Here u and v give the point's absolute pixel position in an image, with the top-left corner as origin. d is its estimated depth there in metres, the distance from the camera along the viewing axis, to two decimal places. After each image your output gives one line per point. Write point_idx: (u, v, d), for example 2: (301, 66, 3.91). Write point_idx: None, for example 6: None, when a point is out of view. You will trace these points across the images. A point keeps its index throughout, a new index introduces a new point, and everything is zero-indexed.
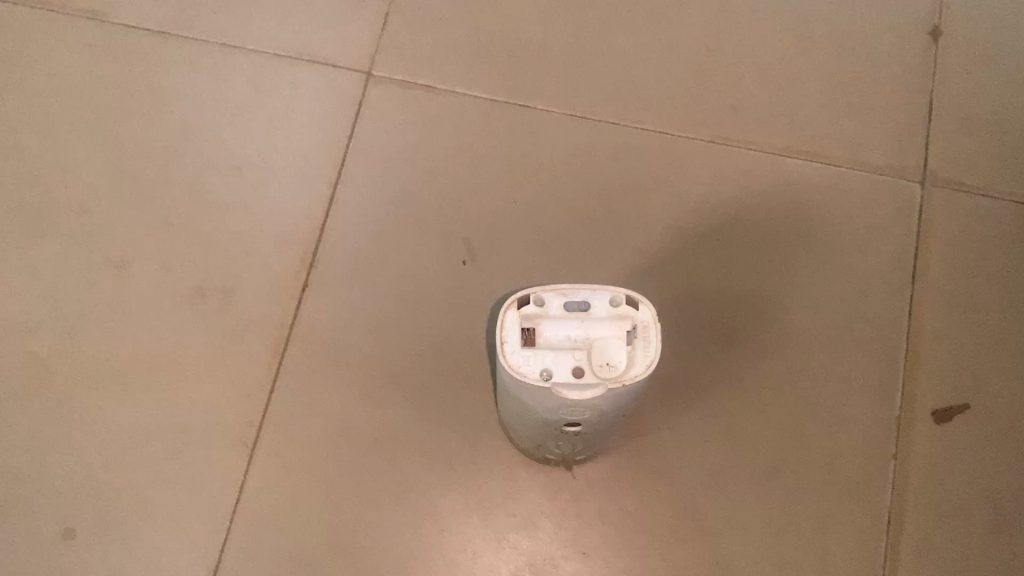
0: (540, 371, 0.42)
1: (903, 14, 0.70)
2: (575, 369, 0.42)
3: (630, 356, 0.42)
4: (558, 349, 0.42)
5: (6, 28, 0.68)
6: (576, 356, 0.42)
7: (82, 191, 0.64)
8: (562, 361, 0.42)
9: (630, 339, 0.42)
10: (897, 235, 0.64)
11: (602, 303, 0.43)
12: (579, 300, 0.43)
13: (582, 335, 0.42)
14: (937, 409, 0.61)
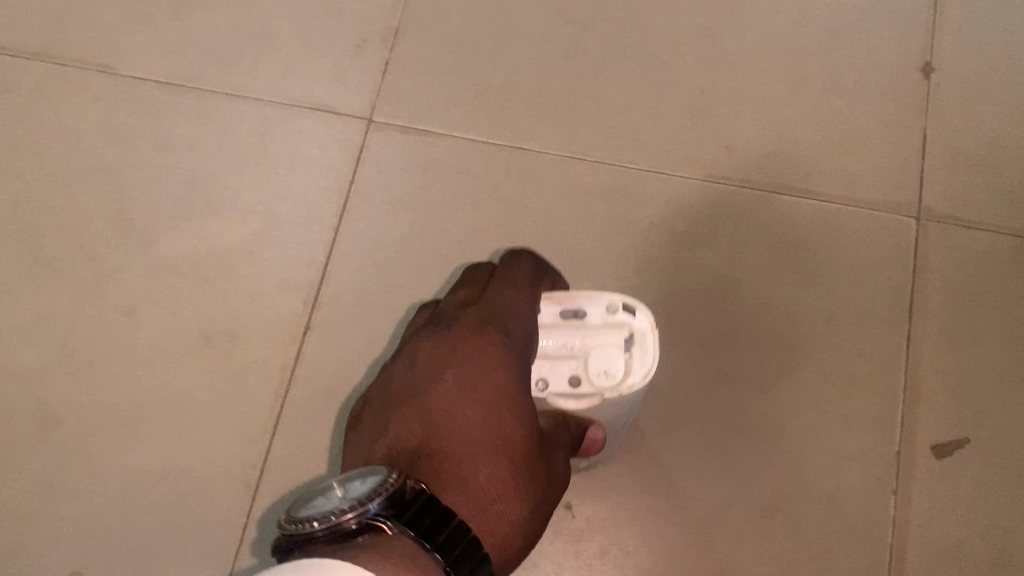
0: (540, 380, 0.48)
1: (893, 53, 0.71)
2: (572, 378, 0.47)
3: (627, 364, 0.46)
4: (554, 359, 0.47)
5: (12, 79, 0.69)
6: (572, 364, 0.47)
7: (87, 239, 0.65)
8: (559, 371, 0.47)
9: (625, 349, 0.46)
10: (892, 269, 0.65)
11: (598, 311, 0.47)
12: (579, 308, 0.48)
13: (579, 343, 0.47)
14: (936, 444, 0.61)
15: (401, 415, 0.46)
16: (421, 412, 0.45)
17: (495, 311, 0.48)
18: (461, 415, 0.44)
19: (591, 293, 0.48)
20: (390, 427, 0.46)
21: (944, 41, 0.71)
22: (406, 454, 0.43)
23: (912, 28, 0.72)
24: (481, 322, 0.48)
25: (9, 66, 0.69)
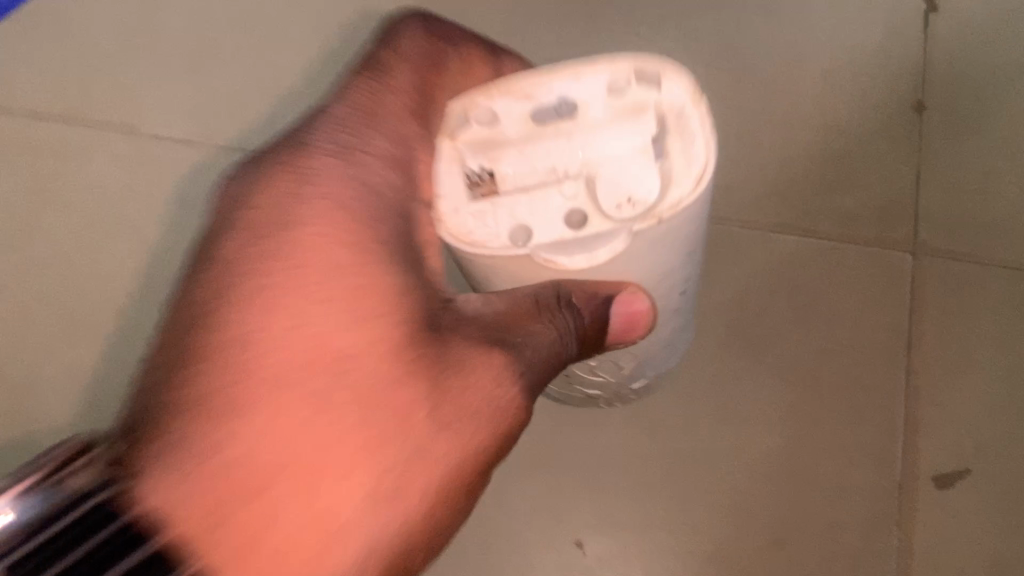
0: (522, 223, 0.41)
1: (886, 91, 0.73)
2: (576, 212, 0.40)
3: (662, 173, 0.40)
4: (540, 189, 0.40)
5: (49, 149, 0.74)
6: (566, 189, 0.40)
7: (120, 299, 0.69)
8: (555, 202, 0.40)
9: (655, 140, 0.40)
10: (887, 304, 0.67)
11: (599, 101, 0.40)
12: (556, 99, 0.40)
13: (582, 161, 0.40)
14: (938, 476, 0.62)
15: (226, 294, 0.36)
16: (256, 273, 0.37)
17: (337, 136, 0.42)
18: (299, 244, 0.38)
19: (575, 72, 0.40)
20: (209, 336, 0.36)
21: (935, 77, 0.73)
22: (228, 329, 0.35)
23: (901, 66, 0.74)
24: (329, 153, 0.41)
25: (46, 137, 0.74)
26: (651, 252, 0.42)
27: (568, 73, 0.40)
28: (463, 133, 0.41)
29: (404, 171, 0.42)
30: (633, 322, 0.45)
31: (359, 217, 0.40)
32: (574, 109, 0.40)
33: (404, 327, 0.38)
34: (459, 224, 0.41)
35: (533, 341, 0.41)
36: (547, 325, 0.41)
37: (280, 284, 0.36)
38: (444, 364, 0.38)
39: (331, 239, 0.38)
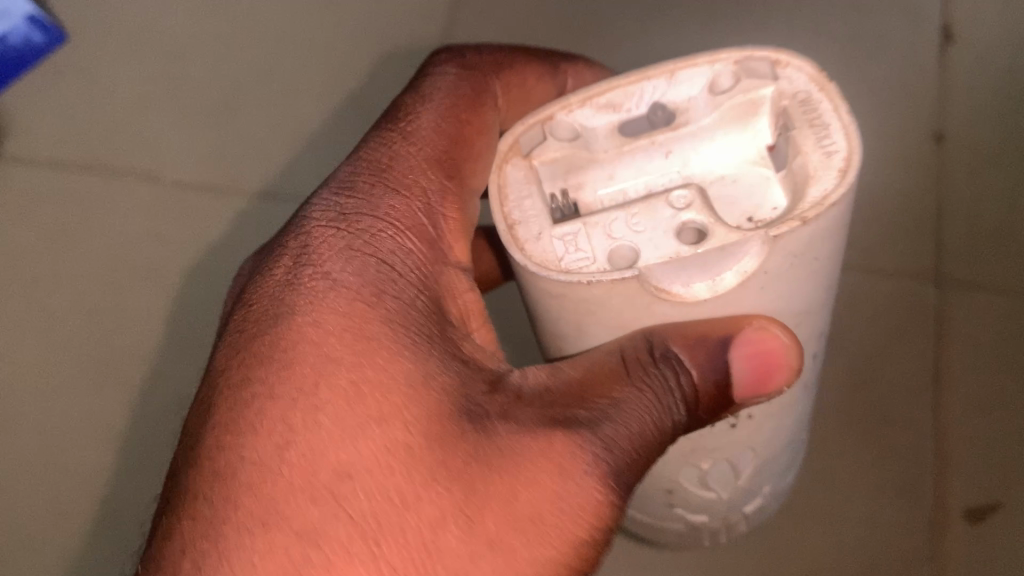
0: (621, 250, 0.37)
1: (904, 121, 0.73)
2: (681, 232, 0.36)
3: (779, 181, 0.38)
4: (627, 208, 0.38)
5: (74, 198, 0.75)
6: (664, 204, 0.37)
7: (143, 343, 0.70)
8: (654, 218, 0.37)
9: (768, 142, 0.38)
10: (914, 337, 0.66)
11: (699, 105, 0.39)
12: (647, 109, 0.39)
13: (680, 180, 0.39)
14: (969, 510, 0.62)
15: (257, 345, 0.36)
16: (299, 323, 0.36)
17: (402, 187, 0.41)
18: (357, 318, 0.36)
19: (670, 73, 0.39)
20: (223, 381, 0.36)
21: (954, 109, 0.73)
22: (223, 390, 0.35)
23: (920, 98, 0.74)
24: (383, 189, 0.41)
25: (72, 186, 0.75)
26: (787, 275, 0.37)
27: (658, 77, 0.39)
28: (541, 152, 0.39)
29: (422, 237, 0.40)
30: (766, 379, 0.38)
31: (363, 292, 0.37)
32: (668, 117, 0.39)
33: (446, 400, 0.35)
34: (547, 251, 0.37)
35: (630, 399, 0.38)
36: (659, 381, 0.38)
37: (290, 329, 0.36)
38: (539, 434, 0.35)
39: (372, 310, 0.36)
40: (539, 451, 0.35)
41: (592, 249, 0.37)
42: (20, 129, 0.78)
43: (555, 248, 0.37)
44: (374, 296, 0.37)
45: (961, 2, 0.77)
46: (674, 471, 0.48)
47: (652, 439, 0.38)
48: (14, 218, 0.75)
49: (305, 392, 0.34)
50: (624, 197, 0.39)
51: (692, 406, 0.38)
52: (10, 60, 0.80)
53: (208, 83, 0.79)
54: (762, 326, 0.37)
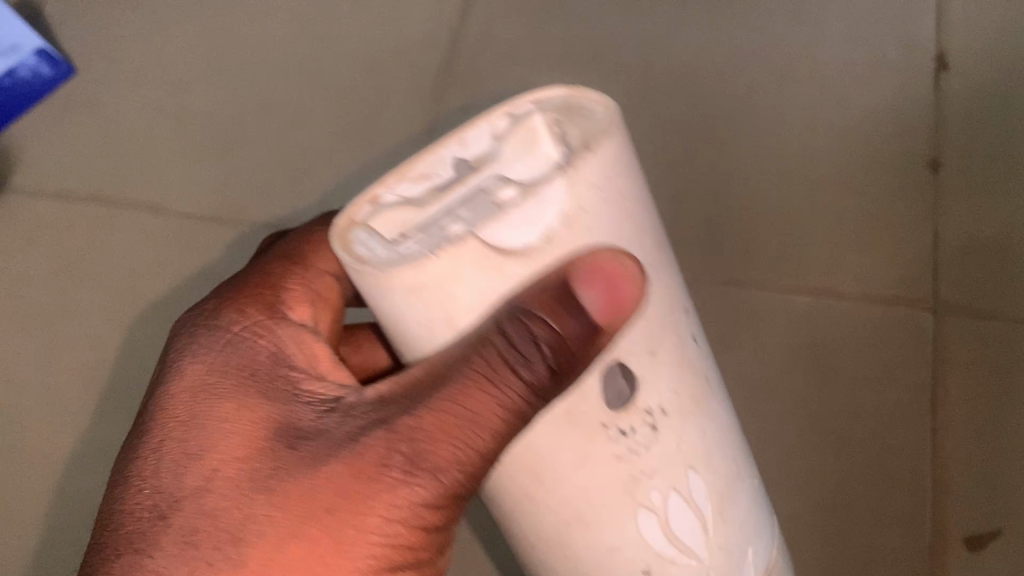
0: (450, 237, 0.32)
1: (901, 148, 0.74)
2: (500, 200, 0.32)
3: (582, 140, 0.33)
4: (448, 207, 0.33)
5: (79, 226, 0.76)
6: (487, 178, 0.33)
7: (148, 371, 0.71)
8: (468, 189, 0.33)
9: (554, 130, 0.34)
10: (913, 365, 0.67)
11: (484, 138, 0.34)
12: (452, 170, 0.34)
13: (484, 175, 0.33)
14: (969, 536, 0.62)
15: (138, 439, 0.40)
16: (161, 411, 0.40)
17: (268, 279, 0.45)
18: (201, 386, 0.40)
19: (457, 138, 0.34)
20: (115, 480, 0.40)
21: (950, 138, 0.74)
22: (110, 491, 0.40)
23: (917, 126, 0.74)
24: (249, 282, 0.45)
25: (78, 215, 0.77)
26: (606, 209, 0.33)
27: (449, 144, 0.34)
28: (368, 221, 0.34)
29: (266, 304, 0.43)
30: (623, 291, 0.33)
31: (214, 366, 0.40)
32: (475, 163, 0.34)
33: (267, 429, 0.37)
34: (385, 255, 0.33)
35: (455, 390, 0.34)
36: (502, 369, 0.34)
37: (155, 421, 0.40)
38: (348, 446, 0.35)
39: (207, 379, 0.40)
40: (334, 474, 0.35)
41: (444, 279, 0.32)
42: (30, 161, 0.80)
43: (403, 282, 0.32)
44: (228, 361, 0.40)
45: (956, 32, 0.78)
46: (620, 544, 0.39)
47: (508, 424, 0.35)
48: (24, 249, 0.76)
49: (160, 457, 0.38)
50: (443, 207, 0.33)
51: (555, 370, 0.34)
52: (19, 91, 0.82)
53: (214, 116, 0.80)
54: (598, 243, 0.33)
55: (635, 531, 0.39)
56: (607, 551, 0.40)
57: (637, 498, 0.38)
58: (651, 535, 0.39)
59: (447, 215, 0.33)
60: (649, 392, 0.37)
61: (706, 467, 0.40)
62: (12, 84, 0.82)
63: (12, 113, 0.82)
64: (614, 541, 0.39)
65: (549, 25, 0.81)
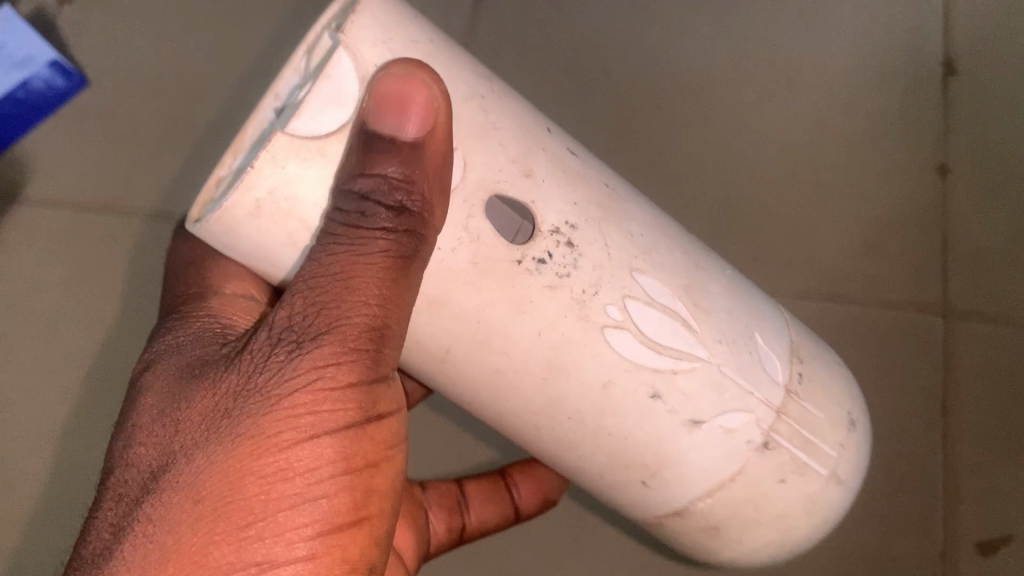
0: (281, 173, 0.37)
1: (910, 154, 0.74)
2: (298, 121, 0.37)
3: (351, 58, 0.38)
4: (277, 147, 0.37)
5: (93, 240, 0.78)
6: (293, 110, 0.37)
7: None
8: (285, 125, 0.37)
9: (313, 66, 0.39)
10: (923, 369, 0.67)
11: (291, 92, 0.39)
12: (279, 108, 0.39)
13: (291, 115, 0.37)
14: (981, 541, 0.63)
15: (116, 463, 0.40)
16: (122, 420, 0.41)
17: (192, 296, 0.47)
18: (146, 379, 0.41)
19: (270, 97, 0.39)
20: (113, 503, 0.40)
21: (957, 143, 0.74)
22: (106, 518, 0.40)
23: (924, 132, 0.75)
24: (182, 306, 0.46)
25: (92, 228, 0.78)
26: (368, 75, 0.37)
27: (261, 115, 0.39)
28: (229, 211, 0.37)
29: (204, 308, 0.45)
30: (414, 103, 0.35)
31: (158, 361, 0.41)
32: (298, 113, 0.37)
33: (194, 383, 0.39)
34: (242, 218, 0.38)
35: (330, 261, 0.36)
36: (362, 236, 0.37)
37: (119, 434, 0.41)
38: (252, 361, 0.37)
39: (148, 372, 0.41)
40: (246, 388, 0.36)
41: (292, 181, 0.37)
42: (44, 173, 0.80)
43: (244, 209, 0.37)
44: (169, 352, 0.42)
45: (964, 35, 0.77)
46: (620, 417, 0.44)
47: (388, 273, 0.37)
48: (40, 261, 0.77)
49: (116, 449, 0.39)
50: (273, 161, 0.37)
51: (400, 210, 0.37)
52: (35, 103, 0.82)
53: (226, 128, 0.81)
54: (379, 74, 0.36)
55: (625, 398, 0.44)
56: (625, 435, 0.45)
57: (605, 374, 0.43)
58: (649, 404, 0.44)
59: (280, 145, 0.37)
60: (548, 211, 0.41)
61: (657, 320, 0.44)
62: (26, 96, 0.81)
63: (26, 124, 0.82)
64: (611, 413, 0.44)
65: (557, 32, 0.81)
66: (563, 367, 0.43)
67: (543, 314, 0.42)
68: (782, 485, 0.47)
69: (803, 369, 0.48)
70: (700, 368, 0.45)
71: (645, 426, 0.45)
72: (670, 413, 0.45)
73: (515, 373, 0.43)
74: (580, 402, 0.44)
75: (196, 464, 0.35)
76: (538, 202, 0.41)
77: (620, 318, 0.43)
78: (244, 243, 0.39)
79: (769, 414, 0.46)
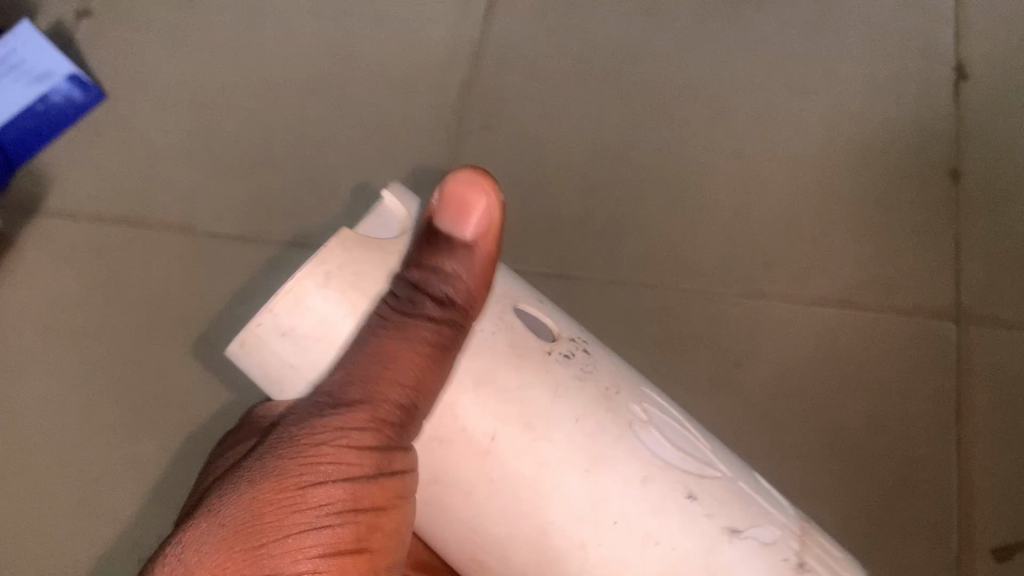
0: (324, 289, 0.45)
1: (922, 158, 0.74)
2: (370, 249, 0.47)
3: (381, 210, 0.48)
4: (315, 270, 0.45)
5: (109, 248, 0.78)
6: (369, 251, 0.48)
7: (180, 389, 0.72)
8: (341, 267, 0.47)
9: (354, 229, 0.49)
10: (936, 375, 0.67)
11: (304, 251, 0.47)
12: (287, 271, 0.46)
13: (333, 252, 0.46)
14: (996, 547, 0.62)
15: None
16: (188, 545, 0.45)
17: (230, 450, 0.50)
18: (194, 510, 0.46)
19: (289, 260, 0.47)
20: None
21: (970, 148, 0.74)
22: None
23: (936, 136, 0.75)
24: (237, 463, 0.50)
25: (108, 236, 0.79)
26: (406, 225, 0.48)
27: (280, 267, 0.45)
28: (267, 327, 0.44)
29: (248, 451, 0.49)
30: (470, 208, 0.45)
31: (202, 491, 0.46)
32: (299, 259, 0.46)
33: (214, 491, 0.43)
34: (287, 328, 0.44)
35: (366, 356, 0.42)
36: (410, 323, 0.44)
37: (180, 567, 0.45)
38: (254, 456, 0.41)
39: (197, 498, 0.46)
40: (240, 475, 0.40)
41: (345, 302, 0.44)
42: (63, 185, 0.82)
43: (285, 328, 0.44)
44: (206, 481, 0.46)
45: (975, 42, 0.78)
46: (653, 522, 0.44)
47: (427, 359, 0.43)
48: (57, 271, 0.78)
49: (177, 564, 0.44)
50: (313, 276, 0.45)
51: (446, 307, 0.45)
52: (52, 116, 0.84)
53: (241, 138, 0.82)
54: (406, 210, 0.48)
55: (660, 509, 0.44)
56: (671, 550, 0.43)
57: (632, 477, 0.44)
58: (684, 511, 0.44)
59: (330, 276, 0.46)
60: (560, 326, 0.49)
61: (681, 444, 0.47)
62: (44, 110, 0.83)
63: (44, 138, 0.83)
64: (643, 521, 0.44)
65: (568, 42, 0.82)
66: (586, 467, 0.44)
67: (563, 411, 0.45)
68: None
69: (817, 525, 0.48)
70: (719, 481, 0.46)
71: (686, 527, 0.44)
72: (704, 520, 0.44)
73: (545, 498, 0.44)
74: (617, 504, 0.44)
75: (246, 476, 0.39)
76: (550, 322, 0.49)
77: (644, 422, 0.46)
78: (306, 372, 0.45)
79: (800, 548, 0.45)
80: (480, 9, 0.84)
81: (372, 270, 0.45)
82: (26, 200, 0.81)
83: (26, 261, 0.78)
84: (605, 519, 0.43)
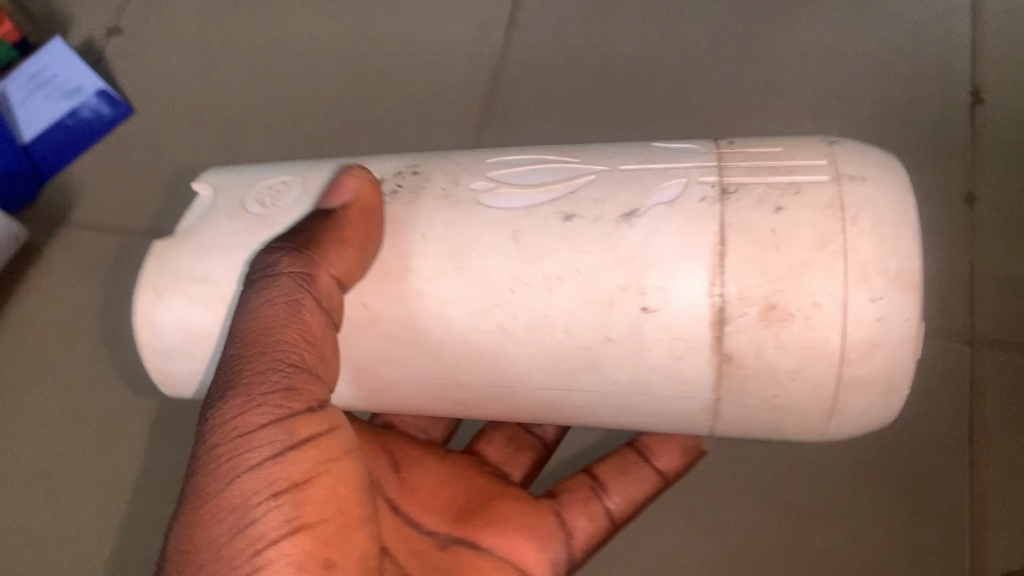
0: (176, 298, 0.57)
1: (936, 183, 0.74)
2: None
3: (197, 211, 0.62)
4: None
5: (134, 260, 0.80)
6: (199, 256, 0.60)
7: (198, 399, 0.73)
8: None
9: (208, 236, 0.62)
10: (949, 397, 0.67)
11: None
12: None
13: None
14: (1010, 571, 0.62)
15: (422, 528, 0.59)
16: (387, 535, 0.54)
17: None
18: None
19: None
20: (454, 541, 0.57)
21: (984, 172, 0.74)
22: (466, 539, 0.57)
23: (950, 160, 0.75)
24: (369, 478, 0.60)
25: (133, 248, 0.80)
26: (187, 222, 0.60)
27: None
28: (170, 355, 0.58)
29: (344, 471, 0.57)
30: (336, 191, 0.52)
31: None
32: None
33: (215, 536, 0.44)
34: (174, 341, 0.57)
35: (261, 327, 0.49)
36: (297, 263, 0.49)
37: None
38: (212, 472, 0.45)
39: None
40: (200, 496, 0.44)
41: (207, 304, 0.56)
42: (90, 198, 0.83)
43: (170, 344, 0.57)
44: None
45: (990, 66, 0.78)
46: (566, 299, 0.50)
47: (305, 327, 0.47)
48: (82, 282, 0.79)
49: None
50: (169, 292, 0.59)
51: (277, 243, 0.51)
52: (82, 130, 0.85)
53: (263, 154, 0.83)
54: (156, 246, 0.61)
55: (559, 283, 0.50)
56: (582, 279, 0.50)
57: (519, 258, 0.51)
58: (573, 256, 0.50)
59: None
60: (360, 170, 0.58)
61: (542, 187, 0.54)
62: (74, 123, 0.85)
63: (74, 151, 0.85)
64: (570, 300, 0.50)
65: (585, 63, 0.83)
66: (492, 276, 0.51)
67: (436, 228, 0.53)
68: (790, 241, 0.48)
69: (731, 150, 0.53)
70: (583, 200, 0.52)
71: (580, 258, 0.50)
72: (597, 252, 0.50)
73: (457, 328, 0.52)
74: (528, 296, 0.51)
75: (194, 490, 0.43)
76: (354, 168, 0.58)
77: (492, 192, 0.54)
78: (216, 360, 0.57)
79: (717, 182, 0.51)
80: (500, 29, 0.86)
81: (193, 264, 0.57)
82: (55, 212, 0.83)
83: (52, 273, 0.80)
84: (520, 303, 0.51)
